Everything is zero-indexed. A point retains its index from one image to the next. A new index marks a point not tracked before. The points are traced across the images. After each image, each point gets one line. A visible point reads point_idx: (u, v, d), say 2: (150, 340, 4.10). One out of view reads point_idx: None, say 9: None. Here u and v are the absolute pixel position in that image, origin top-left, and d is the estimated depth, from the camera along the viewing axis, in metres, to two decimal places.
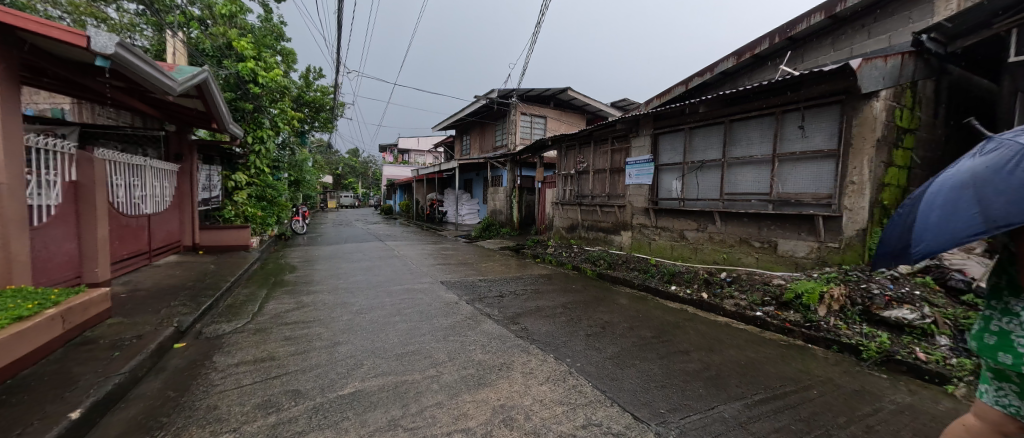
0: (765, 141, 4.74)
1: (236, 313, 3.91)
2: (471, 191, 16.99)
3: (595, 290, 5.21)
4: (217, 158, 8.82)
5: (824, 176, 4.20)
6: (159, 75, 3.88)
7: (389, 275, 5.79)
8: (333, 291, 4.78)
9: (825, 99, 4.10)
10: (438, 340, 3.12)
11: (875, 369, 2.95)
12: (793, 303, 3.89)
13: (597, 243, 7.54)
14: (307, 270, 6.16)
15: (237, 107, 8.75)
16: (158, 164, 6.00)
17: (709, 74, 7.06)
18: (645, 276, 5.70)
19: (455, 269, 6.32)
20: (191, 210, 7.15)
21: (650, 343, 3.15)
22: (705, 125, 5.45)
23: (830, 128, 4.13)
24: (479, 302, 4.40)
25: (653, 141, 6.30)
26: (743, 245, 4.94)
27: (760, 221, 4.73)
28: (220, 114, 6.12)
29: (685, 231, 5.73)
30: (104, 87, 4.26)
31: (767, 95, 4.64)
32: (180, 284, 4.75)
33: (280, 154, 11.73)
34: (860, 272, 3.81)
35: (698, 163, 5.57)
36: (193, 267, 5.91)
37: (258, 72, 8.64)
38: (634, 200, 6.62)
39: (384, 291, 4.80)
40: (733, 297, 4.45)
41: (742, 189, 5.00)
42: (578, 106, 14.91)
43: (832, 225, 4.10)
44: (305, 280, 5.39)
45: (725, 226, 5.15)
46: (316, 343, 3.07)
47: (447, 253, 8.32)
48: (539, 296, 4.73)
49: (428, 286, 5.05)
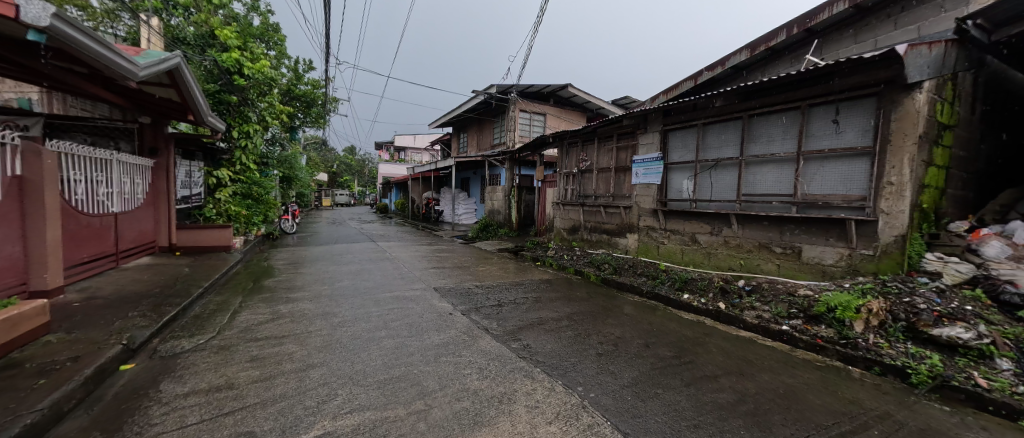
0: (788, 139, 4.36)
1: (201, 325, 3.46)
2: (468, 190, 16.55)
3: (602, 299, 4.81)
4: (199, 154, 8.34)
5: (856, 177, 3.83)
6: (106, 53, 3.44)
7: (378, 280, 5.37)
8: (314, 299, 4.33)
9: (861, 91, 3.71)
10: (428, 362, 2.70)
11: (929, 397, 2.56)
12: (825, 317, 3.51)
13: (600, 245, 7.15)
14: (290, 274, 5.71)
15: (221, 100, 8.29)
16: (128, 159, 5.51)
17: (719, 68, 6.69)
18: (654, 282, 5.31)
19: (450, 274, 5.89)
20: (167, 209, 6.68)
21: (672, 367, 2.74)
22: (721, 120, 5.05)
23: (865, 123, 3.74)
24: (476, 312, 3.97)
25: (663, 138, 5.90)
26: (762, 251, 4.56)
27: (783, 225, 4.34)
28: (196, 104, 5.63)
29: (697, 235, 5.34)
30: (47, 62, 3.73)
31: (791, 88, 4.26)
32: (145, 291, 4.29)
33: (270, 151, 11.23)
34: (900, 283, 3.42)
35: (713, 162, 5.18)
36: (164, 270, 5.43)
37: (244, 63, 8.17)
38: (641, 201, 6.23)
39: (370, 299, 4.36)
40: (754, 308, 4.06)
41: (761, 190, 4.63)
42: (578, 104, 14.53)
43: (866, 230, 3.71)
44: (286, 286, 4.94)
45: (742, 230, 4.76)
46: (285, 365, 2.63)
47: (443, 256, 7.89)
48: (542, 305, 4.32)
49: (420, 293, 4.64)
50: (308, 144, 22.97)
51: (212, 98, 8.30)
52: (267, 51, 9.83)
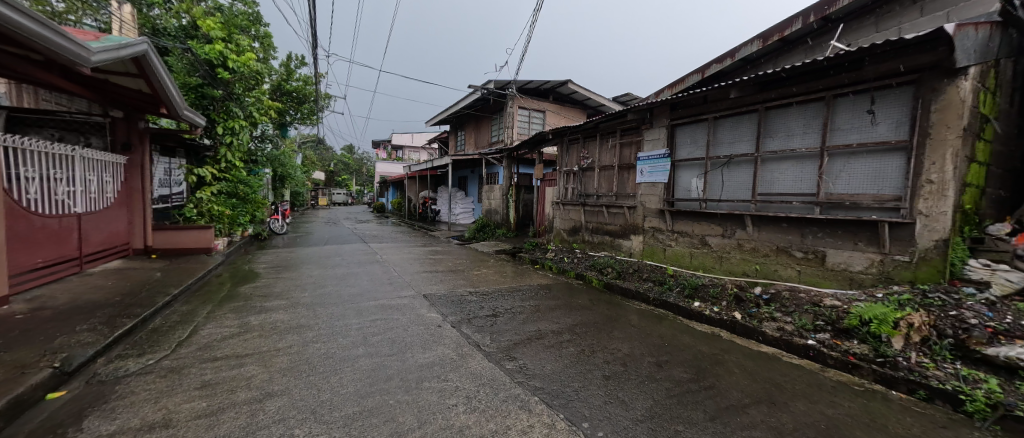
0: (811, 132, 3.99)
1: (157, 342, 3.06)
2: (466, 189, 16.16)
3: (606, 307, 4.43)
4: (180, 151, 7.94)
5: (889, 174, 3.46)
6: (41, 27, 3.03)
7: (364, 286, 4.98)
8: (291, 309, 3.94)
9: (896, 79, 3.34)
10: (408, 389, 2.31)
11: (992, 430, 2.18)
12: (858, 331, 3.13)
13: (603, 247, 6.77)
14: (270, 279, 5.32)
15: (204, 95, 7.90)
16: (93, 155, 5.09)
17: (729, 60, 6.32)
18: (661, 288, 4.94)
19: (443, 279, 5.50)
20: (143, 209, 6.29)
21: (693, 395, 2.35)
22: (734, 113, 4.68)
23: (901, 115, 3.38)
24: (468, 324, 3.58)
25: (670, 133, 5.53)
26: (781, 256, 4.18)
27: (805, 227, 3.97)
28: (168, 96, 5.23)
29: (708, 237, 4.96)
30: None
31: (813, 76, 3.88)
32: (103, 300, 3.89)
33: (259, 148, 10.82)
34: (943, 294, 3.05)
35: (725, 158, 4.80)
36: (133, 275, 5.03)
37: (229, 55, 7.81)
38: (646, 201, 5.85)
39: (352, 309, 3.97)
40: (775, 319, 3.67)
41: (779, 189, 4.25)
42: (578, 100, 14.16)
43: (901, 233, 3.33)
44: (262, 294, 4.54)
45: (758, 233, 4.39)
46: (238, 395, 2.23)
47: (437, 258, 7.50)
48: (541, 315, 3.94)
49: (408, 301, 4.27)
50: (303, 142, 22.58)
51: (193, 91, 7.89)
52: (254, 44, 9.42)
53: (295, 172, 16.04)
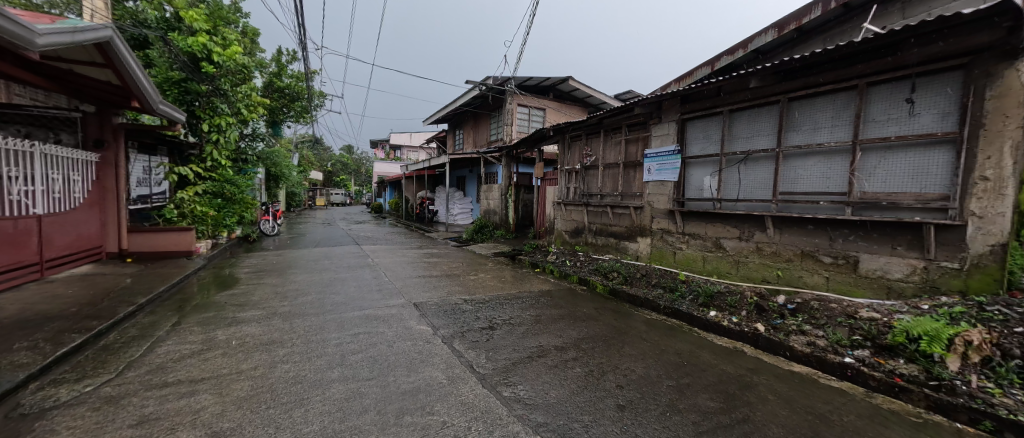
0: (841, 125, 3.61)
1: (103, 362, 2.66)
2: (464, 189, 15.77)
3: (614, 317, 4.04)
4: (162, 148, 7.55)
5: (933, 171, 3.08)
6: None
7: (351, 293, 4.60)
8: (266, 320, 3.55)
9: (943, 64, 2.97)
10: (384, 427, 1.92)
11: None
12: (904, 349, 2.74)
13: (607, 250, 6.39)
14: (249, 286, 4.92)
15: (188, 90, 7.52)
16: (56, 151, 4.67)
17: (741, 51, 5.97)
18: (672, 295, 4.56)
19: (436, 285, 5.12)
20: (117, 210, 5.92)
21: (726, 432, 1.96)
22: (751, 105, 4.30)
23: (948, 104, 3.00)
24: (461, 339, 3.20)
25: (680, 128, 5.16)
26: (806, 261, 3.81)
27: (834, 229, 3.59)
28: (139, 88, 4.85)
29: (723, 240, 4.59)
30: None
31: (844, 63, 3.51)
32: (56, 312, 3.49)
33: (249, 146, 10.45)
34: (1003, 307, 2.67)
35: (742, 155, 4.43)
36: (100, 281, 4.64)
37: (213, 48, 7.35)
38: (654, 200, 5.48)
39: (334, 320, 3.58)
40: (804, 333, 3.28)
41: (803, 188, 3.88)
42: (579, 98, 13.80)
43: (950, 237, 2.96)
44: (238, 302, 4.14)
45: (780, 236, 4.01)
46: (178, 436, 1.84)
47: (433, 262, 7.10)
48: (543, 327, 3.57)
49: (396, 311, 3.89)
50: (298, 141, 22.10)
51: (176, 86, 7.49)
52: (242, 37, 9.02)
53: (290, 172, 15.64)
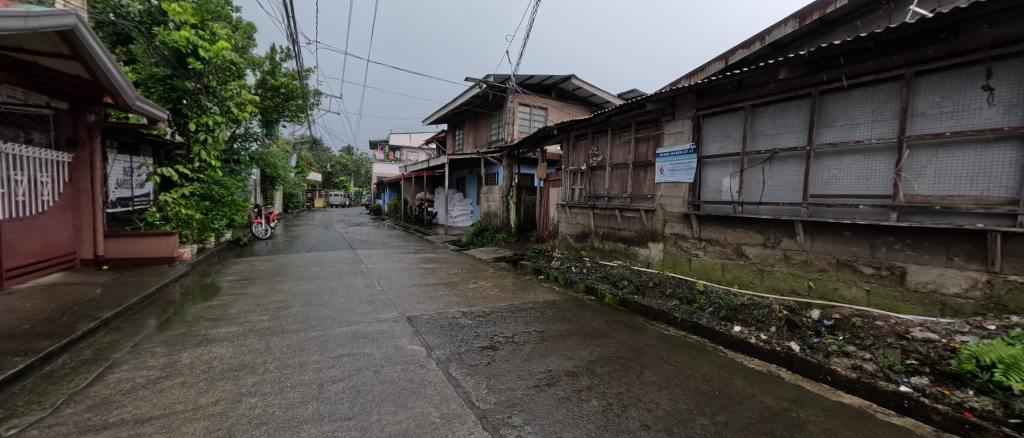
0: (883, 120, 3.24)
1: (37, 396, 2.26)
2: (464, 191, 15.40)
3: (628, 333, 3.65)
4: (146, 148, 7.17)
5: (996, 171, 2.71)
6: None
7: (339, 305, 4.22)
8: (239, 339, 3.16)
9: (1010, 49, 2.59)
10: None
11: None
12: (974, 378, 2.35)
13: (615, 256, 6.02)
14: (230, 297, 4.52)
15: (173, 87, 7.18)
16: (19, 151, 4.27)
17: (758, 44, 5.62)
18: (690, 307, 4.17)
19: (433, 295, 4.74)
20: (92, 213, 5.55)
21: None
22: (777, 100, 3.92)
23: (1016, 94, 2.63)
24: (459, 361, 2.83)
25: (695, 125, 4.78)
26: (842, 271, 3.43)
27: (876, 236, 3.22)
28: (110, 82, 4.49)
29: (745, 247, 4.21)
30: None
31: (888, 51, 3.13)
32: (4, 330, 3.10)
33: (241, 147, 10.10)
34: None
35: (766, 153, 4.06)
36: (66, 292, 4.25)
37: (198, 43, 6.98)
38: (667, 203, 5.10)
39: (317, 339, 3.20)
40: (847, 354, 2.89)
41: (838, 191, 3.51)
42: (582, 97, 13.45)
43: (1019, 247, 2.58)
44: (213, 317, 3.75)
45: (812, 243, 3.63)
46: None
47: (430, 268, 6.72)
48: (550, 346, 3.20)
49: (388, 327, 3.51)
50: (296, 141, 21.76)
51: (161, 83, 7.10)
52: (231, 32, 8.64)
53: (285, 173, 15.27)
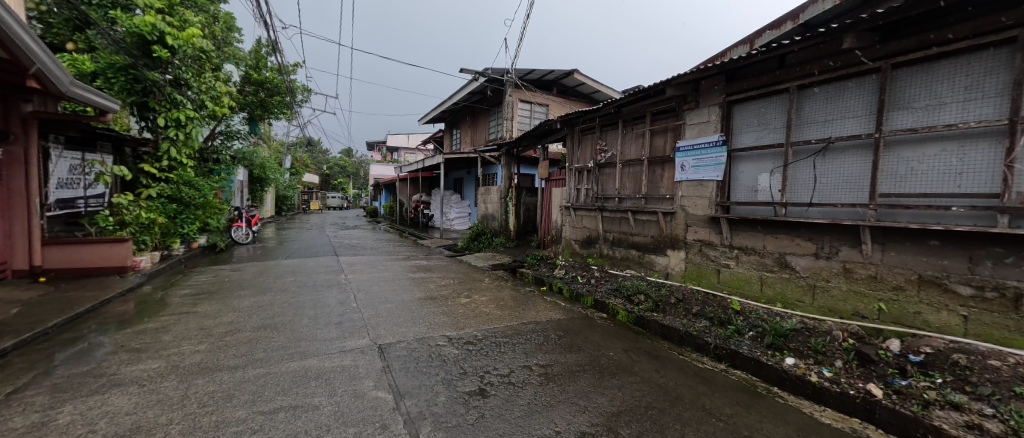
0: (983, 99, 2.52)
1: None
2: (461, 192, 14.70)
3: (654, 366, 2.93)
4: (105, 144, 6.48)
5: None
6: None
7: (300, 328, 3.48)
8: (153, 383, 2.43)
9: None
10: None
11: None
12: None
13: (627, 265, 5.29)
14: (173, 317, 3.78)
15: (135, 77, 6.43)
16: None
17: (793, 23, 4.89)
18: (725, 329, 3.44)
19: (417, 313, 4.04)
20: (20, 216, 4.83)
21: None
22: (832, 77, 3.20)
23: None
24: (436, 417, 2.10)
25: (725, 113, 4.07)
26: (926, 291, 2.71)
27: (979, 248, 2.49)
28: (34, 64, 3.85)
29: (790, 258, 3.48)
30: None
31: (999, 7, 2.39)
32: None
33: (222, 146, 9.44)
34: None
35: (818, 144, 3.34)
36: None
37: (165, 29, 6.27)
38: (689, 204, 4.38)
39: (253, 381, 2.45)
40: (956, 406, 2.15)
41: (919, 188, 2.78)
42: (585, 94, 12.86)
43: None
44: (137, 347, 3.02)
45: (883, 254, 2.91)
46: None
47: (420, 279, 5.99)
48: (557, 389, 2.47)
49: (353, 362, 2.78)
50: (290, 142, 21.07)
51: (122, 73, 6.38)
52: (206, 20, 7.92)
53: (274, 174, 14.56)
